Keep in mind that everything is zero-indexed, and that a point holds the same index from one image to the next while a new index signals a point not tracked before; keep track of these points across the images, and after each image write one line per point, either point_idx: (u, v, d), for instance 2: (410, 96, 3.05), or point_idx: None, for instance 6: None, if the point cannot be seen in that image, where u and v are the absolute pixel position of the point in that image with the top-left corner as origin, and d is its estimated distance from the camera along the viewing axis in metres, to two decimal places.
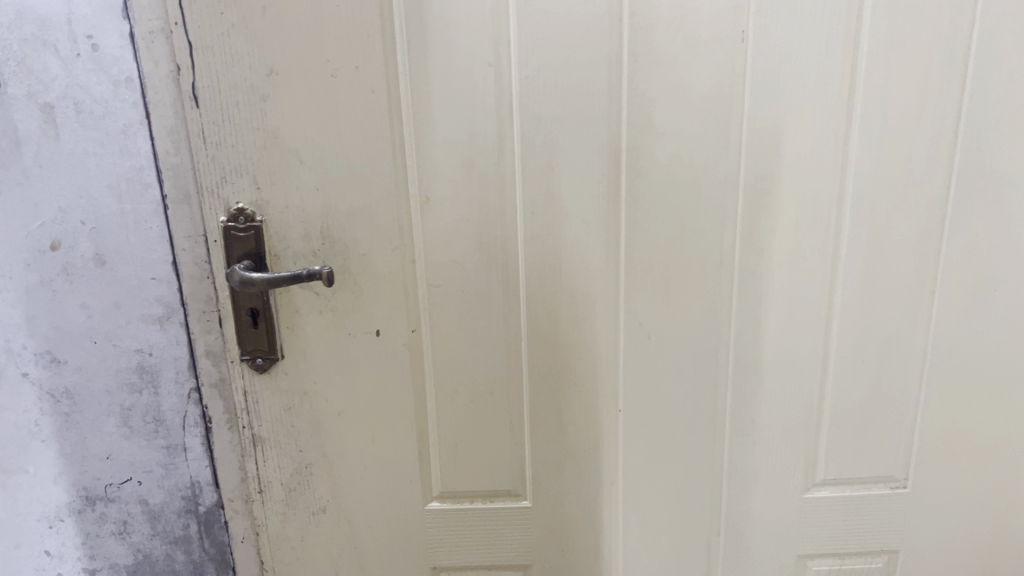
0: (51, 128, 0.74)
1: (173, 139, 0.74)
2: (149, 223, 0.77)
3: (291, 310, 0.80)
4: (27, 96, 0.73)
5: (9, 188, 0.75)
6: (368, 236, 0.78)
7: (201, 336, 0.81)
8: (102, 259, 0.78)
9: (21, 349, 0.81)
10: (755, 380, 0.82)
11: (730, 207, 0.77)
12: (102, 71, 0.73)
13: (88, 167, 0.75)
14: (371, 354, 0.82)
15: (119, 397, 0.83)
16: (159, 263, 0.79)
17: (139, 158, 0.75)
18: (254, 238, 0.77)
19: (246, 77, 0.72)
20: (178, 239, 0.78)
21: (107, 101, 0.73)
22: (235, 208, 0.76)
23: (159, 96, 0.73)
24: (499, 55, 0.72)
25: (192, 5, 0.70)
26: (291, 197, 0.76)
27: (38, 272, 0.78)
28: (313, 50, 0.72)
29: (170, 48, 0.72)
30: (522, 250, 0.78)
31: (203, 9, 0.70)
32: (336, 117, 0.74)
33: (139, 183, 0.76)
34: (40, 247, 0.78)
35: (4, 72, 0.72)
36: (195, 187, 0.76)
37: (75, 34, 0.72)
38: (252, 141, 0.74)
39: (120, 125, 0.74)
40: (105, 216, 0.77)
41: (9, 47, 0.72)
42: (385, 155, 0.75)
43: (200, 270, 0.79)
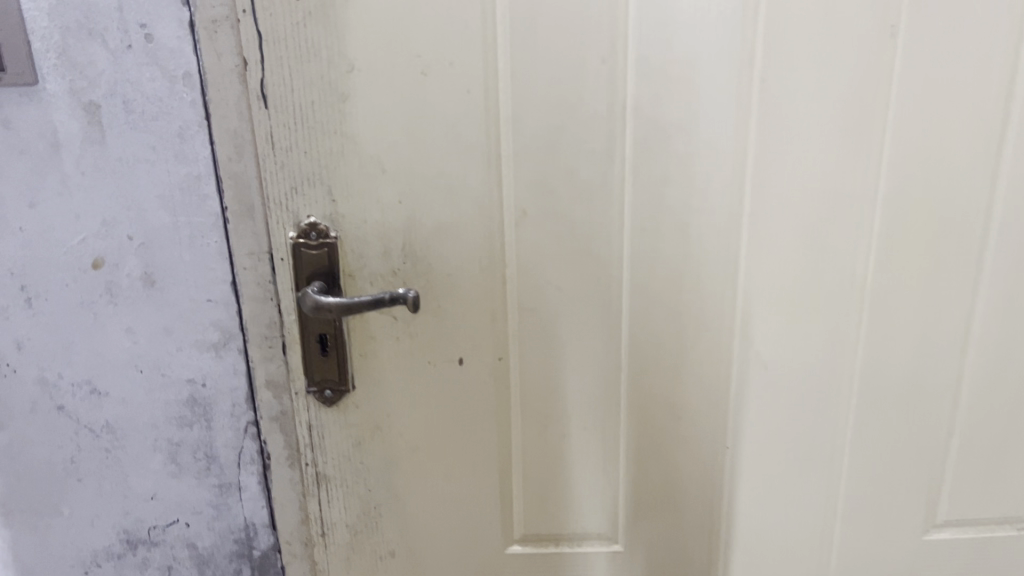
0: (95, 130, 0.64)
1: (236, 144, 0.65)
2: (206, 238, 0.68)
3: (365, 335, 0.71)
4: (69, 94, 0.63)
5: (47, 199, 0.66)
6: (455, 254, 0.69)
7: (260, 365, 0.72)
8: (151, 279, 0.69)
9: (57, 379, 0.72)
10: (880, 415, 0.74)
11: (865, 223, 0.68)
12: (157, 65, 0.63)
13: (138, 174, 0.66)
14: (452, 385, 0.73)
15: (167, 431, 0.74)
16: (216, 283, 0.69)
17: (197, 166, 0.66)
18: (327, 257, 0.68)
19: (324, 74, 0.63)
20: (238, 257, 0.68)
21: (162, 100, 0.64)
22: (307, 222, 0.67)
23: (223, 94, 0.63)
24: (615, 51, 0.63)
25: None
26: (370, 211, 0.67)
27: (78, 293, 0.69)
28: (402, 44, 0.62)
29: (237, 39, 0.62)
30: (628, 271, 0.70)
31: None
32: (424, 120, 0.64)
33: (196, 194, 0.66)
34: (80, 265, 0.68)
35: (42, 65, 0.62)
36: (260, 199, 0.67)
37: (126, 21, 0.62)
38: (328, 147, 0.65)
39: (176, 127, 0.64)
40: (156, 231, 0.67)
41: (49, 37, 0.62)
42: (479, 163, 0.66)
43: (263, 291, 0.69)
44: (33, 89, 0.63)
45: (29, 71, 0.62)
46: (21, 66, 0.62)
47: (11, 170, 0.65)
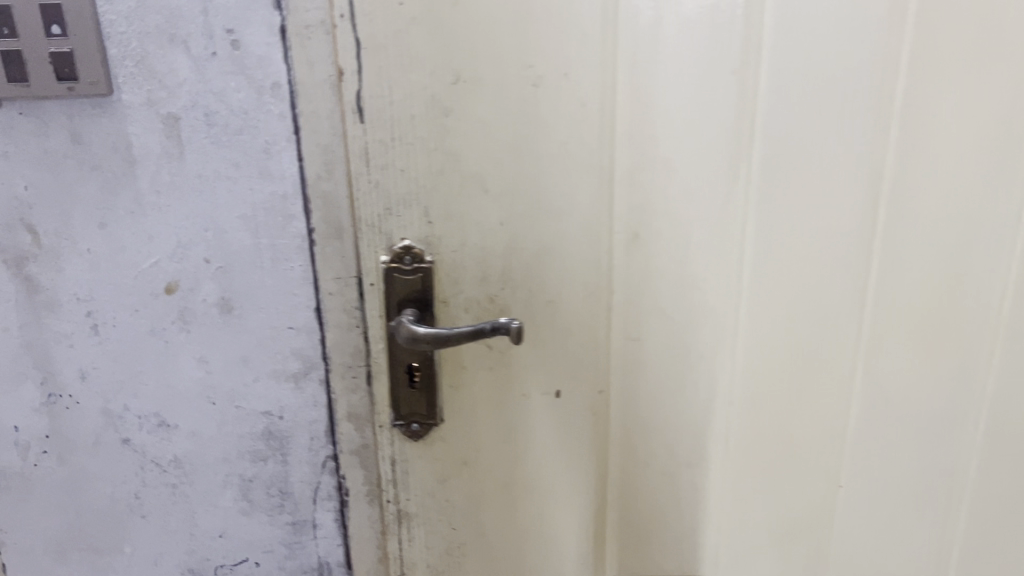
0: (174, 145, 0.59)
1: (326, 160, 0.59)
2: (289, 262, 0.63)
3: (456, 366, 0.66)
4: (146, 105, 0.58)
5: (118, 219, 0.61)
6: (559, 279, 0.63)
7: (342, 396, 0.67)
8: (229, 305, 0.64)
9: (123, 411, 0.67)
10: (1007, 453, 0.69)
11: (1004, 250, 0.63)
12: (243, 74, 0.57)
13: (219, 193, 0.60)
14: (548, 419, 0.68)
15: (239, 466, 0.69)
16: (299, 310, 0.64)
17: (283, 184, 0.60)
18: (421, 283, 0.62)
19: (426, 85, 0.57)
20: (324, 282, 0.63)
21: (247, 112, 0.58)
22: (401, 246, 0.61)
23: (314, 107, 0.58)
24: (747, 61, 0.57)
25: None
26: (469, 234, 0.62)
27: (148, 320, 0.64)
28: (513, 51, 0.57)
29: (332, 47, 0.56)
30: (746, 300, 0.63)
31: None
32: (533, 136, 0.59)
33: (281, 214, 0.61)
34: (151, 290, 0.63)
35: (118, 73, 0.57)
36: (350, 220, 0.61)
37: (211, 26, 0.56)
38: (426, 164, 0.60)
39: (262, 142, 0.59)
40: (236, 253, 0.62)
41: (127, 43, 0.56)
42: (590, 182, 0.60)
43: (349, 318, 0.64)
44: (107, 100, 0.57)
45: (103, 80, 0.56)
46: (96, 75, 0.56)
47: (81, 187, 0.60)
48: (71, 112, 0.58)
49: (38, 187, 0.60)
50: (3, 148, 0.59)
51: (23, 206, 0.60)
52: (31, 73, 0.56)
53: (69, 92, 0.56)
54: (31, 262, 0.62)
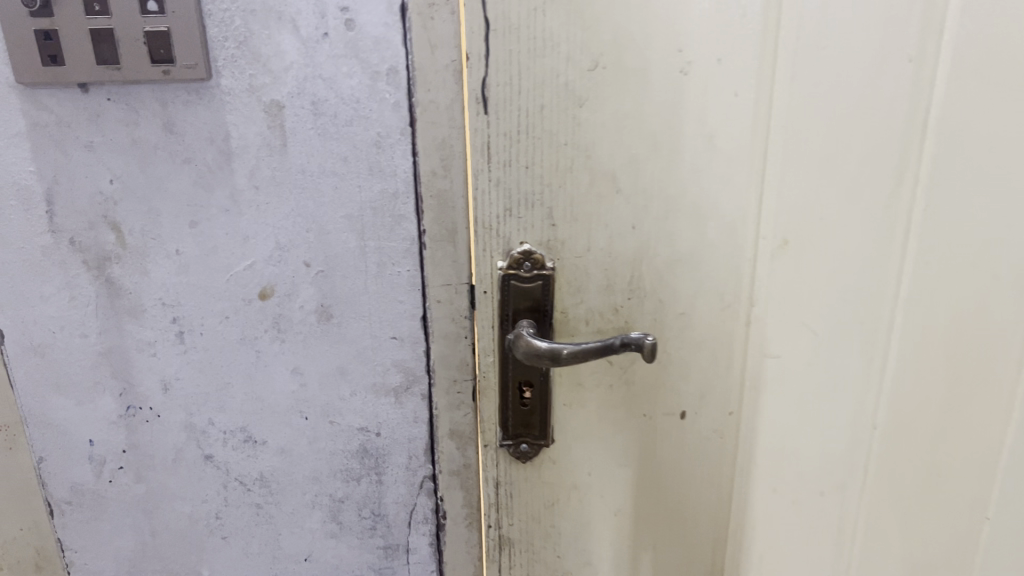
0: (276, 136, 0.53)
1: (444, 154, 0.54)
2: (397, 266, 0.57)
3: (572, 383, 0.59)
4: (247, 91, 0.52)
5: (211, 218, 0.55)
6: (692, 289, 0.56)
7: (444, 412, 0.61)
8: (328, 313, 0.58)
9: (207, 426, 0.61)
10: None
11: None
12: (356, 58, 0.51)
13: (323, 190, 0.54)
14: (669, 442, 0.61)
15: (329, 486, 0.64)
16: (404, 319, 0.59)
17: (394, 181, 0.55)
18: (540, 291, 0.56)
19: (558, 71, 0.51)
20: (433, 288, 0.57)
21: (359, 100, 0.52)
22: (520, 250, 0.55)
23: (434, 95, 0.52)
24: (927, 46, 0.50)
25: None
26: (596, 237, 0.55)
27: (239, 328, 0.58)
28: (662, 35, 0.50)
29: (457, 29, 0.50)
30: (900, 313, 0.56)
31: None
32: (675, 129, 0.52)
33: (390, 214, 0.56)
34: (244, 295, 0.57)
35: (218, 56, 0.51)
36: (465, 222, 0.56)
37: (323, 3, 0.50)
38: (553, 160, 0.53)
39: (373, 134, 0.53)
40: (339, 256, 0.56)
41: (229, 22, 0.50)
42: (736, 182, 0.53)
43: (457, 328, 0.59)
44: (204, 86, 0.52)
45: (202, 63, 0.50)
46: (194, 57, 0.50)
47: (172, 182, 0.54)
48: (165, 99, 0.52)
49: (125, 182, 0.54)
50: (88, 138, 0.53)
51: (107, 202, 0.54)
52: (123, 54, 0.50)
53: (164, 76, 0.50)
54: (114, 263, 0.56)
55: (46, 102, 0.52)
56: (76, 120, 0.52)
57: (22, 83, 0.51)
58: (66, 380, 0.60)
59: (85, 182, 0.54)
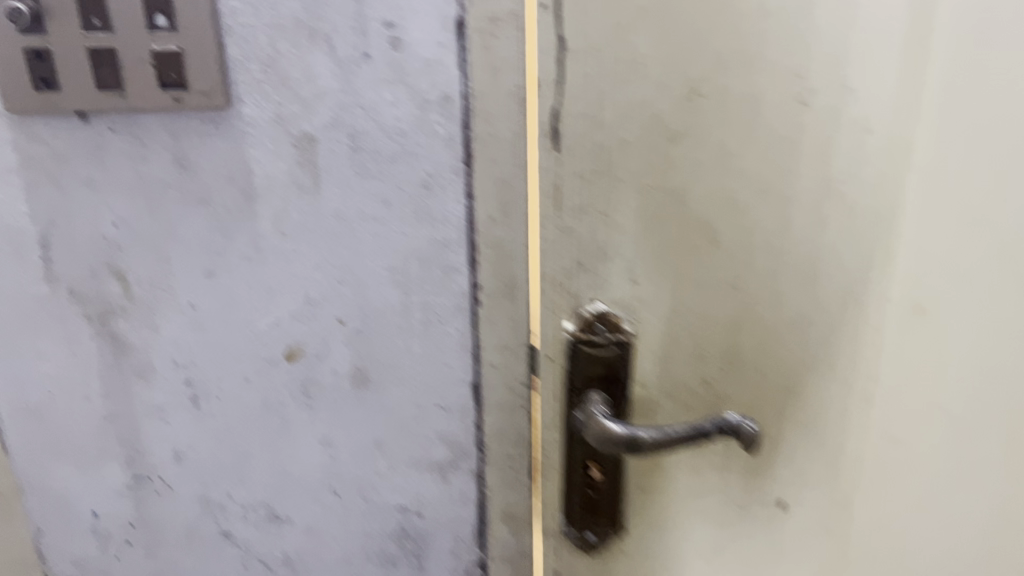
0: (307, 174, 0.45)
1: (505, 198, 0.45)
2: (446, 325, 0.48)
3: (650, 465, 0.49)
4: (274, 122, 0.43)
5: (230, 267, 0.47)
6: (797, 366, 0.44)
7: (498, 491, 0.52)
8: (364, 377, 0.50)
9: (225, 500, 0.53)
10: None
11: None
12: (402, 83, 0.43)
13: (361, 236, 0.46)
14: (761, 550, 0.47)
15: (364, 570, 0.55)
16: (453, 386, 0.50)
17: (444, 228, 0.46)
18: (615, 359, 0.46)
19: (646, 98, 0.41)
20: (487, 353, 0.49)
21: (405, 133, 0.44)
22: (592, 311, 0.46)
23: (494, 128, 0.43)
24: None
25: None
26: (685, 297, 0.45)
27: (262, 391, 0.50)
28: (778, 58, 0.39)
29: (524, 50, 0.42)
30: None
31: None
32: (789, 170, 0.40)
33: (439, 265, 0.47)
34: (268, 355, 0.49)
35: (239, 81, 0.43)
36: (527, 277, 0.47)
37: (364, 18, 0.41)
38: (637, 206, 0.43)
39: (420, 173, 0.45)
40: (378, 313, 0.48)
41: (252, 41, 0.42)
42: (859, 233, 0.40)
43: (513, 397, 0.50)
44: (224, 115, 0.43)
45: (219, 89, 0.42)
46: (210, 82, 0.42)
47: (185, 226, 0.46)
48: (176, 130, 0.44)
49: (131, 224, 0.46)
50: (88, 174, 0.45)
51: (111, 248, 0.47)
52: (128, 79, 0.42)
53: (175, 104, 0.43)
54: (120, 317, 0.48)
55: (39, 132, 0.44)
56: (75, 154, 0.45)
57: (11, 111, 0.43)
58: (66, 446, 0.52)
59: (85, 224, 0.46)
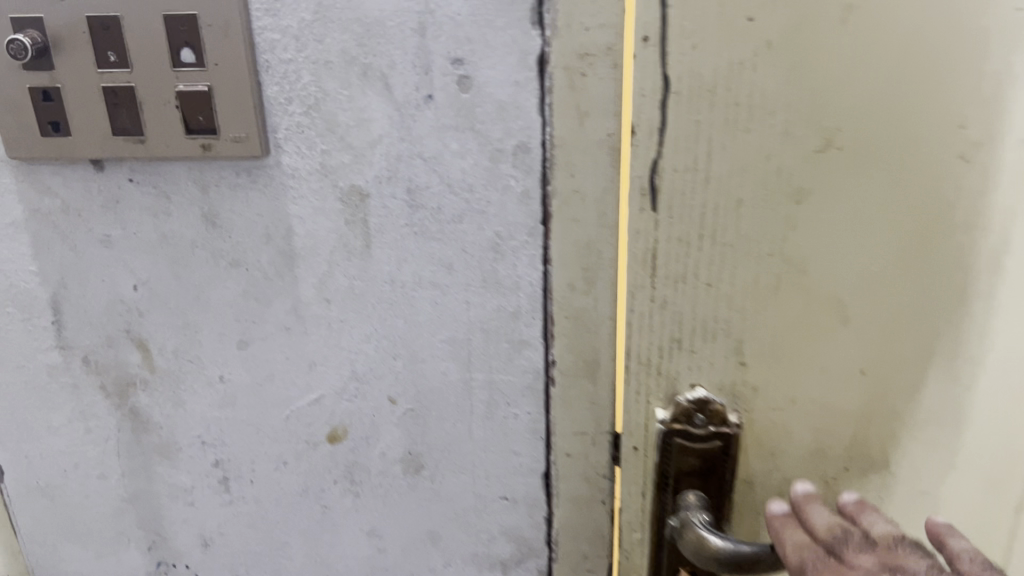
0: (356, 234, 0.38)
1: (589, 264, 0.38)
2: (513, 408, 0.41)
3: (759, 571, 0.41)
4: (318, 174, 0.37)
5: (266, 337, 0.40)
6: (928, 456, 0.38)
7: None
8: (418, 463, 0.43)
9: None
10: None
11: None
12: (471, 130, 0.36)
13: (417, 306, 0.39)
14: None
15: None
16: (520, 477, 0.43)
17: (515, 297, 0.39)
18: (719, 456, 0.39)
19: (768, 152, 0.33)
20: (562, 441, 0.41)
21: (473, 188, 0.37)
22: (692, 399, 0.38)
23: (579, 183, 0.36)
24: None
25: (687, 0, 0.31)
26: (805, 387, 0.37)
27: (300, 476, 0.44)
28: (938, 109, 0.32)
29: (620, 91, 0.35)
30: None
31: (712, 11, 0.31)
32: (936, 239, 0.34)
33: (508, 339, 0.40)
34: (308, 436, 0.43)
35: (279, 127, 0.36)
36: (612, 357, 0.39)
37: (427, 54, 0.34)
38: (749, 280, 0.35)
39: (489, 234, 0.38)
40: (435, 392, 0.41)
41: (295, 81, 0.35)
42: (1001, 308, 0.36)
43: (592, 491, 0.42)
44: (260, 165, 0.37)
45: (256, 137, 0.36)
46: (245, 127, 0.36)
47: (215, 291, 0.40)
48: (205, 181, 0.38)
49: (153, 288, 0.40)
50: (105, 230, 0.39)
51: (131, 313, 0.41)
52: (148, 123, 0.36)
53: (204, 152, 0.36)
54: (140, 389, 0.42)
55: (50, 184, 0.38)
56: (91, 207, 0.38)
57: (17, 159, 0.37)
58: (80, 529, 0.46)
59: (102, 287, 0.40)
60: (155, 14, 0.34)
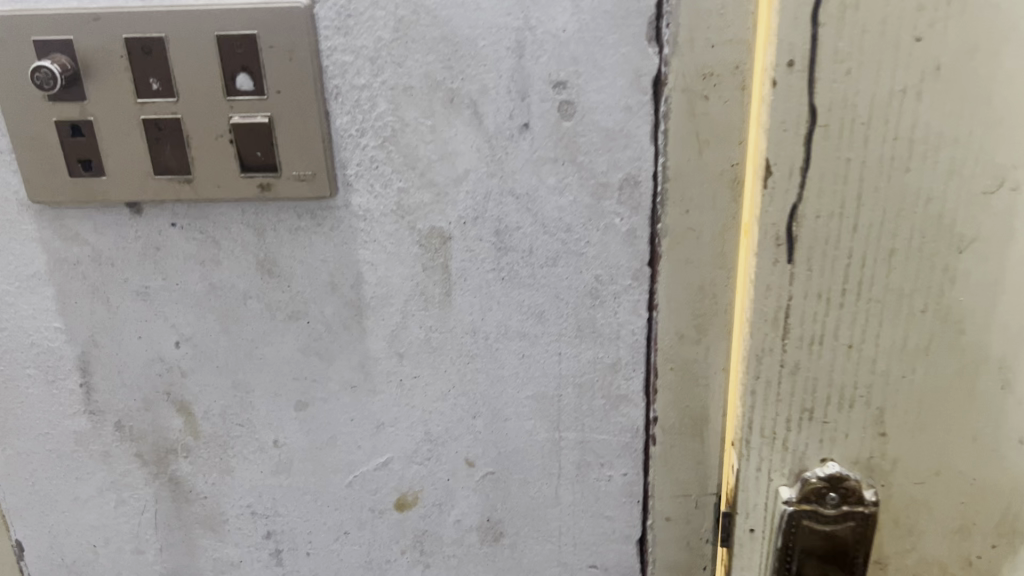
0: (435, 281, 0.33)
1: (699, 311, 0.33)
2: (607, 469, 0.37)
3: None
4: (395, 214, 0.32)
5: (328, 396, 0.36)
6: None
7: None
8: (497, 531, 0.38)
9: None
10: None
11: None
12: (572, 163, 0.31)
13: (503, 360, 0.35)
14: None
15: None
16: (612, 544, 0.38)
17: (615, 347, 0.34)
18: (855, 541, 0.31)
19: (932, 189, 0.27)
20: (662, 503, 0.37)
21: (572, 229, 0.32)
22: (827, 473, 0.31)
23: (695, 221, 0.32)
24: None
25: (846, 15, 0.25)
26: (960, 464, 0.30)
27: (364, 547, 0.39)
28: None
29: (747, 116, 0.30)
30: None
31: (876, 31, 0.25)
32: None
33: (604, 395, 0.35)
34: (373, 504, 0.38)
35: (350, 162, 0.31)
36: (723, 414, 0.35)
37: (525, 77, 0.30)
38: (898, 340, 0.29)
39: (588, 279, 0.33)
40: (519, 454, 0.36)
41: (371, 111, 0.31)
42: None
43: (693, 556, 0.38)
44: (325, 206, 0.32)
45: (324, 174, 0.31)
46: (310, 164, 0.31)
47: (271, 347, 0.35)
48: (261, 224, 0.33)
49: (199, 345, 0.35)
50: (142, 282, 0.34)
51: (172, 373, 0.36)
52: (196, 161, 0.31)
53: (262, 192, 0.31)
54: (182, 457, 0.37)
55: (78, 231, 0.33)
56: (126, 256, 0.33)
57: (40, 203, 0.32)
58: None
59: (138, 345, 0.35)
60: (208, 35, 0.29)
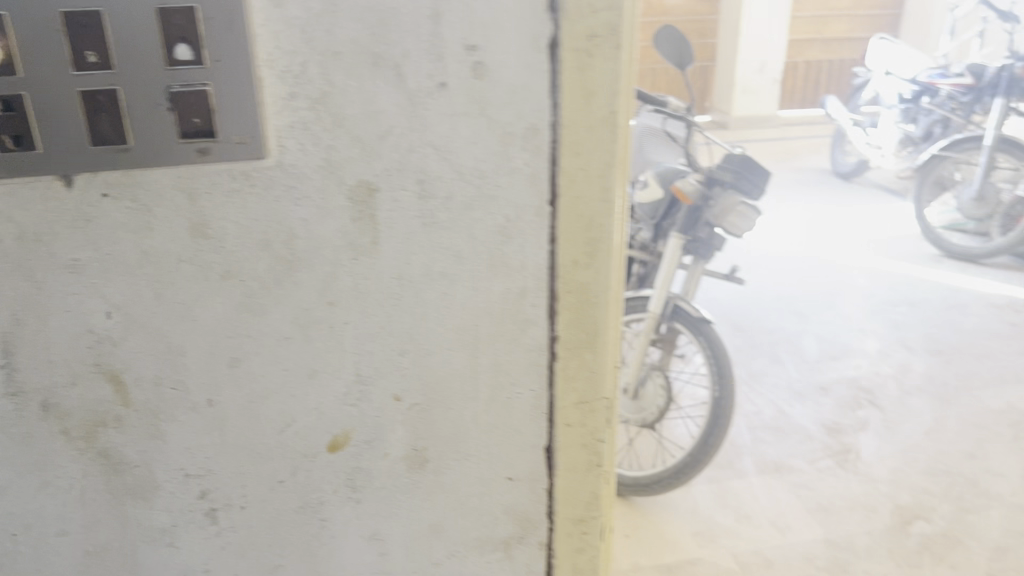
0: (364, 232, 0.37)
1: (590, 240, 0.39)
2: (517, 387, 0.42)
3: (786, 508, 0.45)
4: (326, 171, 0.35)
5: (261, 351, 0.38)
6: None
7: (567, 558, 0.47)
8: (423, 459, 0.42)
9: None
10: None
11: None
12: (483, 117, 0.36)
13: (425, 298, 0.39)
14: None
15: None
16: (523, 454, 0.44)
17: (521, 276, 0.39)
18: None
19: None
20: (566, 410, 0.43)
21: (484, 174, 0.37)
22: None
23: (587, 160, 0.38)
24: None
25: None
26: None
27: (297, 493, 0.41)
28: None
29: (624, 70, 0.37)
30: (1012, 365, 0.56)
31: None
32: None
33: (514, 320, 0.40)
34: (307, 448, 0.41)
35: (281, 124, 0.34)
36: (609, 323, 0.42)
37: (442, 42, 0.34)
38: None
39: (499, 218, 0.38)
40: (443, 385, 0.41)
41: (302, 74, 0.34)
42: None
43: (590, 455, 0.45)
44: (257, 167, 0.35)
45: (259, 136, 0.34)
46: (246, 128, 0.33)
47: (205, 309, 0.37)
48: (193, 189, 0.35)
49: (130, 313, 0.36)
50: (72, 255, 0.35)
51: (103, 343, 0.36)
52: (134, 130, 0.32)
53: (201, 157, 0.34)
54: (112, 428, 0.38)
55: (4, 208, 0.33)
56: (53, 230, 0.34)
57: None
58: None
59: (66, 318, 0.36)
60: (145, 8, 0.31)
